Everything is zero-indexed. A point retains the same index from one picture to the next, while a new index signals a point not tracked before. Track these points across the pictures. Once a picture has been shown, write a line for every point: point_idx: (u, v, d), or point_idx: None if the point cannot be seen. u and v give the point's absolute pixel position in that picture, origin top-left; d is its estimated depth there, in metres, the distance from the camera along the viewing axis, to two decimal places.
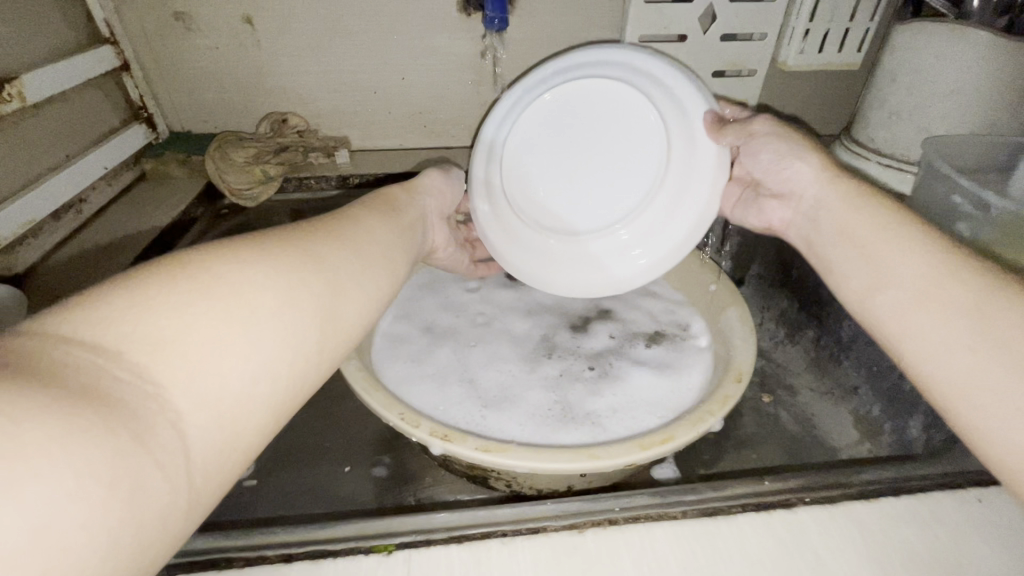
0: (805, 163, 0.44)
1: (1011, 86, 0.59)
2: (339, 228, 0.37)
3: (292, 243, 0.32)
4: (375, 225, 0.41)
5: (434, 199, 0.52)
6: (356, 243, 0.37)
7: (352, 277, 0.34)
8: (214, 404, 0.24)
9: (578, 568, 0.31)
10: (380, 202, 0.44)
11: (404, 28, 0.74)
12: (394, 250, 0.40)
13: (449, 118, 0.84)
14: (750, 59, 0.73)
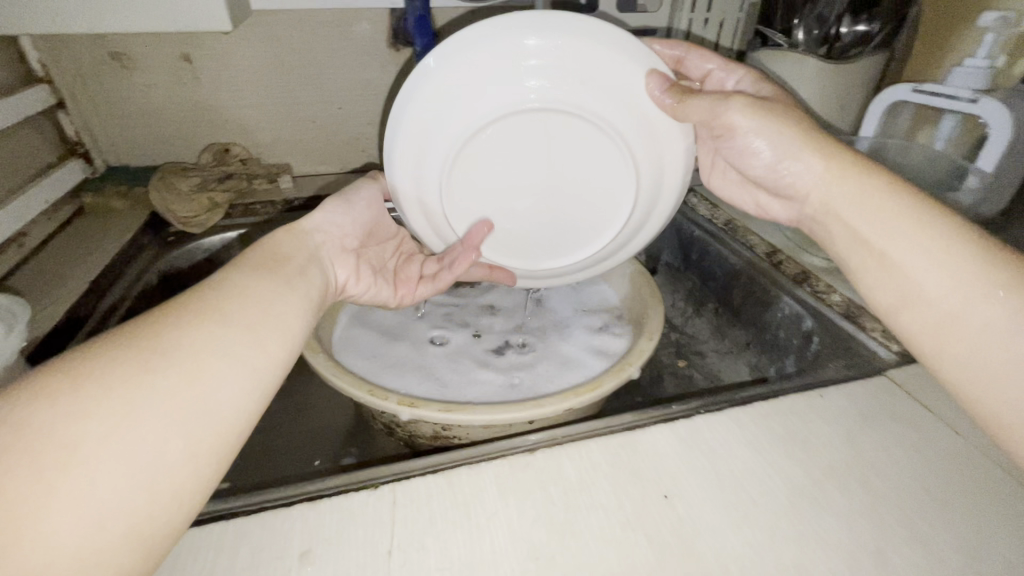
0: (804, 164, 0.43)
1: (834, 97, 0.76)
2: (180, 302, 0.34)
3: (132, 348, 0.30)
4: (243, 277, 0.38)
5: (329, 234, 0.50)
6: (207, 311, 0.34)
7: (220, 358, 0.32)
8: (50, 562, 0.24)
9: (532, 478, 0.38)
10: (251, 257, 0.41)
11: (341, 62, 0.81)
12: (273, 295, 0.38)
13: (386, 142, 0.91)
14: None
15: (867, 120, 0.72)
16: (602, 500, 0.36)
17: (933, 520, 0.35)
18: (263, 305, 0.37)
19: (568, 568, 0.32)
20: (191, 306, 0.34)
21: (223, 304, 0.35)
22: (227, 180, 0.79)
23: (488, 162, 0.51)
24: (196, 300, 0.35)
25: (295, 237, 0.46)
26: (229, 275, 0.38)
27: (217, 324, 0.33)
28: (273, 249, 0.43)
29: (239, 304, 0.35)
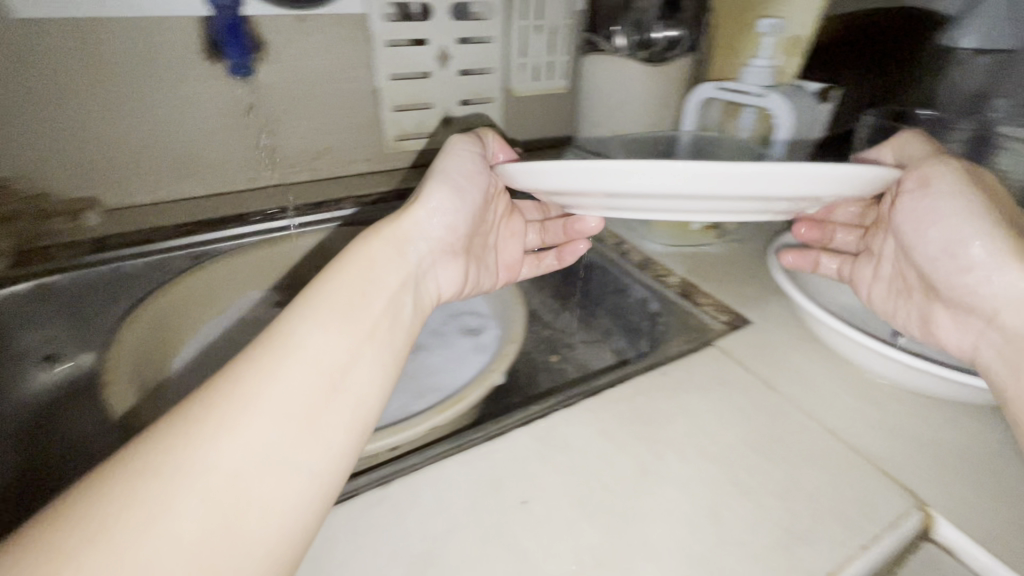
0: (1005, 272, 0.41)
1: (656, 96, 0.84)
2: (253, 365, 0.31)
3: (166, 475, 0.26)
4: (331, 321, 0.35)
5: (431, 238, 0.46)
6: (275, 377, 0.31)
7: (267, 481, 0.28)
8: None
9: (387, 512, 0.36)
10: (317, 281, 0.37)
11: (148, 76, 0.70)
12: (349, 344, 0.35)
13: (218, 164, 0.79)
14: (487, 89, 0.90)
15: (685, 116, 0.81)
16: (460, 519, 0.35)
17: (758, 473, 0.39)
18: (344, 359, 0.34)
19: None
20: (264, 369, 0.31)
21: (286, 360, 0.32)
22: (9, 223, 0.67)
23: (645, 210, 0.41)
24: (269, 361, 0.32)
25: (386, 244, 0.42)
26: (303, 316, 0.34)
27: (279, 396, 0.31)
28: (351, 262, 0.39)
29: (318, 362, 0.33)
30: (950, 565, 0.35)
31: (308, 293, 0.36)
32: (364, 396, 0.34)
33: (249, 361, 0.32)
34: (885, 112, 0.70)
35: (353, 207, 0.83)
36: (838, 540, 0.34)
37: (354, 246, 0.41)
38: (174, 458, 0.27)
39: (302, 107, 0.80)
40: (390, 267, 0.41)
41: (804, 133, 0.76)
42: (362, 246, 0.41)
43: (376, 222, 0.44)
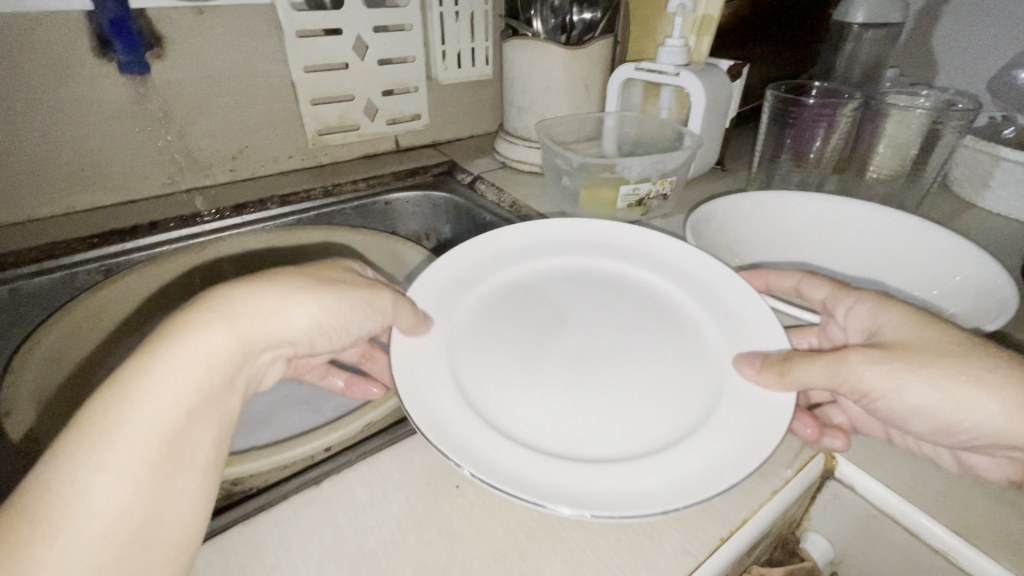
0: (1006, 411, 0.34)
1: (578, 79, 0.85)
2: (35, 516, 0.26)
3: None
4: (138, 464, 0.28)
5: (294, 341, 0.37)
6: (64, 540, 0.25)
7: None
8: None
9: (317, 512, 0.35)
10: (120, 388, 0.29)
11: (28, 80, 0.63)
12: (166, 488, 0.28)
13: (122, 171, 0.74)
14: (409, 78, 0.88)
15: (609, 97, 0.83)
16: (393, 510, 0.35)
17: None
18: (152, 510, 0.28)
19: None
20: (52, 531, 0.25)
21: (76, 518, 0.26)
22: None
23: (564, 411, 0.38)
24: (54, 518, 0.26)
25: (228, 337, 0.32)
26: (98, 452, 0.27)
27: (96, 487, 0.27)
28: (175, 365, 0.30)
29: (116, 519, 0.27)
30: (851, 498, 0.39)
31: (117, 409, 0.28)
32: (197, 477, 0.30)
33: (26, 511, 0.26)
34: (788, 86, 0.74)
35: (277, 207, 0.79)
36: (750, 488, 0.37)
37: (182, 330, 0.31)
38: None
39: (212, 106, 0.76)
40: (225, 392, 0.32)
41: (718, 109, 0.79)
42: (191, 334, 0.31)
43: (205, 299, 0.33)
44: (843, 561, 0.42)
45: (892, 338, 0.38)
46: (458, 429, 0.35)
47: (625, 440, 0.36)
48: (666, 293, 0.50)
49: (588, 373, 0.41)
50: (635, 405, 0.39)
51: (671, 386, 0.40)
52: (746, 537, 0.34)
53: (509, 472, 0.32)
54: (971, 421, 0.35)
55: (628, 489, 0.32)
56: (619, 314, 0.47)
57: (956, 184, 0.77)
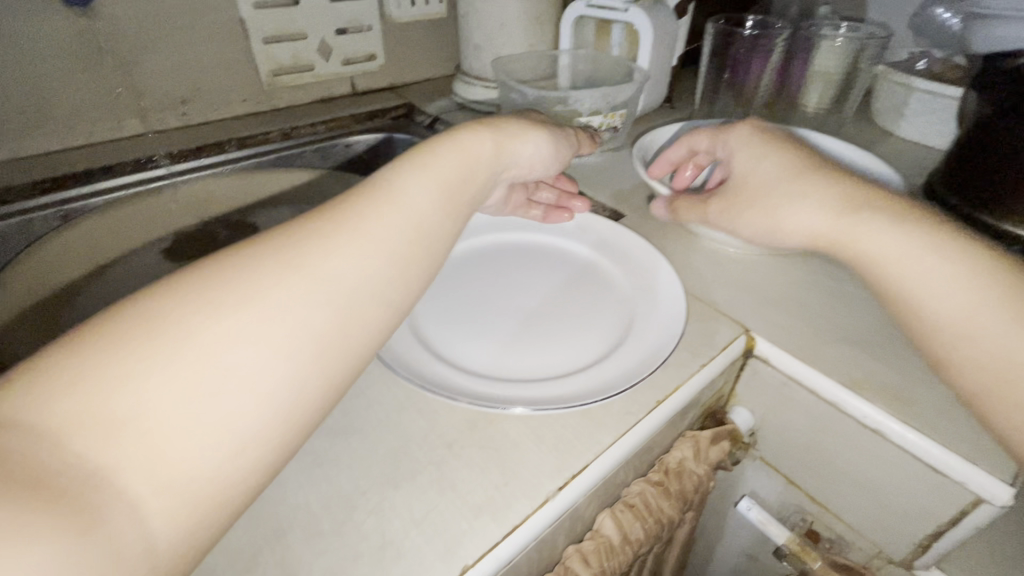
0: (812, 207, 0.42)
1: (530, 17, 0.87)
2: (320, 237, 0.30)
3: (274, 259, 0.29)
4: (383, 254, 0.32)
5: (514, 171, 0.46)
6: (330, 266, 0.29)
7: (355, 294, 0.30)
8: (180, 489, 0.22)
9: None
10: (396, 177, 0.36)
11: None
12: (362, 323, 0.30)
13: (70, 113, 0.72)
14: (362, 16, 0.88)
15: (562, 34, 0.84)
16: (377, 397, 0.40)
17: None
18: (392, 270, 0.32)
19: (350, 461, 0.35)
20: (338, 248, 0.30)
21: (327, 276, 0.29)
22: None
23: (512, 342, 0.44)
24: (341, 239, 0.31)
25: (457, 164, 0.39)
26: (357, 228, 0.32)
27: (372, 233, 0.32)
28: (423, 179, 0.36)
29: (350, 294, 0.30)
30: (767, 371, 0.46)
31: (381, 200, 0.34)
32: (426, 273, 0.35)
33: (331, 225, 0.31)
34: (724, 20, 0.78)
35: (236, 150, 0.79)
36: (683, 364, 0.43)
37: (429, 156, 0.38)
38: (285, 266, 0.28)
39: (160, 45, 0.74)
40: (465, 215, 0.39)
41: (665, 46, 0.82)
42: (435, 157, 0.38)
43: (462, 128, 0.42)
44: (761, 427, 0.49)
45: (753, 172, 0.46)
46: (429, 364, 0.40)
47: (568, 359, 0.42)
48: (571, 243, 0.55)
49: (537, 316, 0.47)
50: (571, 334, 0.45)
51: (594, 316, 0.47)
52: (680, 399, 0.41)
53: (479, 394, 0.38)
54: (788, 224, 0.44)
55: (580, 391, 0.38)
56: (566, 271, 0.52)
57: (879, 115, 0.84)
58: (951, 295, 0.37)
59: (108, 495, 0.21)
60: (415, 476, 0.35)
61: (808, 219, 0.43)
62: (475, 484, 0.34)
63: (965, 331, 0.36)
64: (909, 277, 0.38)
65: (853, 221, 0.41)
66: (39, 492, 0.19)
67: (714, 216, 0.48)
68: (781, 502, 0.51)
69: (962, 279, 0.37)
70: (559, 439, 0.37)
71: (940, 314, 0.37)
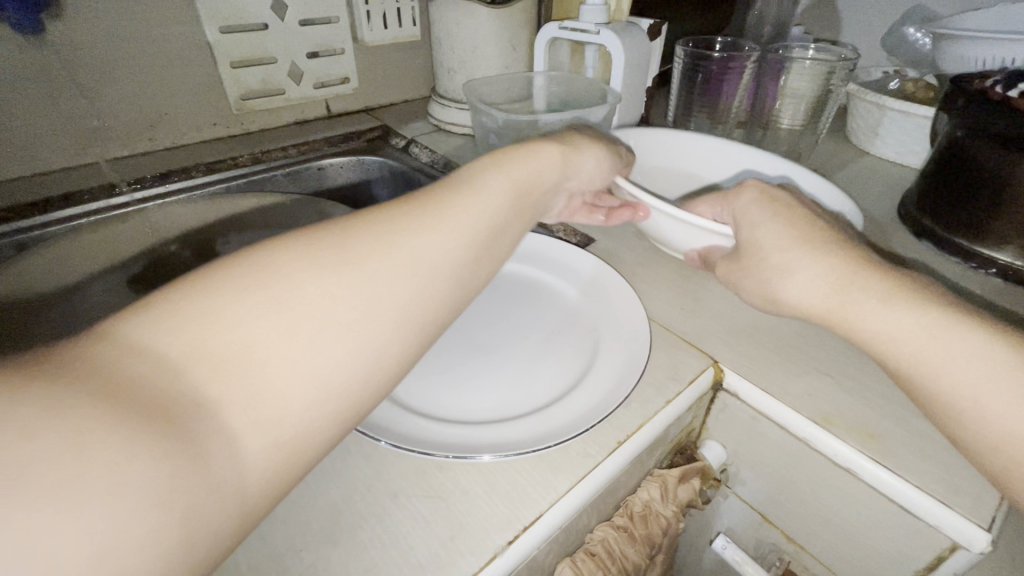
0: (808, 276, 0.39)
1: (503, 40, 0.86)
2: (416, 209, 0.31)
3: (375, 223, 0.29)
4: (465, 240, 0.31)
5: (577, 181, 0.46)
6: (429, 234, 0.30)
7: (439, 264, 0.29)
8: (271, 427, 0.22)
9: None
10: (485, 166, 0.37)
11: None
12: (443, 303, 0.29)
13: (27, 140, 0.70)
14: (335, 40, 0.87)
15: (536, 56, 0.84)
16: None
17: None
18: (477, 248, 0.32)
19: (288, 515, 0.33)
20: (431, 219, 0.31)
21: (417, 250, 0.29)
22: None
23: (475, 379, 0.42)
24: (436, 212, 0.31)
25: (537, 163, 0.40)
26: (447, 205, 0.32)
27: (463, 213, 0.32)
28: (501, 175, 0.37)
29: (433, 273, 0.29)
30: (735, 405, 0.44)
31: (465, 190, 0.34)
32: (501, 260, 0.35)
33: (426, 200, 0.32)
34: (695, 43, 0.78)
35: (203, 175, 0.77)
36: (647, 400, 0.41)
37: (514, 154, 0.40)
38: (387, 232, 0.29)
39: (124, 70, 0.73)
40: (529, 214, 0.39)
41: (639, 67, 0.82)
42: (523, 156, 0.40)
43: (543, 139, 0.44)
44: (734, 462, 0.47)
45: (753, 238, 0.43)
46: (379, 406, 0.38)
47: (533, 395, 0.40)
48: (535, 270, 0.54)
49: (504, 348, 0.45)
50: (536, 367, 0.43)
51: (558, 346, 0.45)
52: (643, 439, 0.39)
53: (432, 438, 0.36)
54: (786, 292, 0.40)
55: (542, 431, 0.36)
56: (531, 299, 0.50)
57: (854, 134, 0.84)
58: (960, 375, 0.33)
59: (207, 424, 0.20)
60: (355, 530, 0.32)
61: (809, 291, 0.39)
62: (419, 539, 0.32)
63: (977, 410, 0.32)
64: (914, 354, 0.35)
65: (848, 292, 0.37)
66: (150, 417, 0.19)
67: (728, 278, 0.45)
68: (758, 541, 0.49)
69: (969, 358, 0.33)
70: (513, 487, 0.35)
71: (940, 391, 0.34)
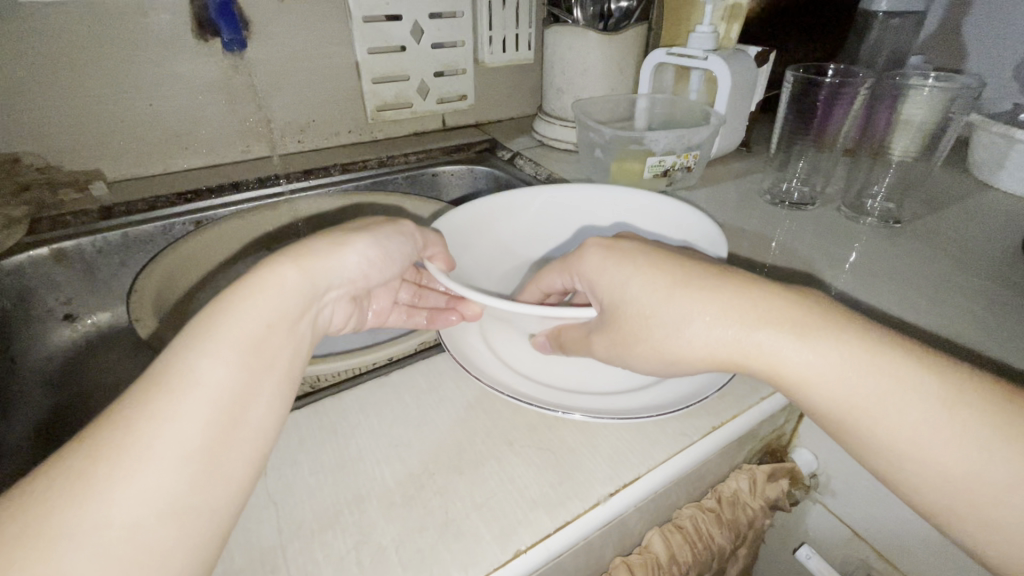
0: (704, 317, 0.36)
1: (612, 64, 0.92)
2: (145, 395, 0.28)
3: (105, 438, 0.26)
4: (186, 456, 0.27)
5: (351, 281, 0.39)
6: (167, 415, 0.27)
7: (206, 440, 0.28)
8: None
9: (387, 392, 0.44)
10: (230, 296, 0.33)
11: (142, 56, 0.75)
12: (236, 455, 0.29)
13: (210, 137, 0.85)
14: (458, 61, 0.97)
15: (642, 80, 0.89)
16: (447, 395, 0.44)
17: None
18: (244, 393, 0.30)
19: (421, 447, 0.39)
20: (167, 396, 0.28)
21: (164, 437, 0.27)
22: (25, 193, 0.73)
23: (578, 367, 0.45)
24: (170, 384, 0.28)
25: (300, 273, 0.35)
26: (193, 367, 0.29)
27: (211, 370, 0.29)
28: (219, 341, 0.30)
29: (171, 501, 0.26)
30: None
31: (211, 333, 0.31)
32: (286, 384, 0.33)
33: (156, 376, 0.29)
34: (806, 69, 0.79)
35: (339, 174, 0.89)
36: (741, 395, 0.44)
37: (259, 271, 0.34)
38: (117, 439, 0.26)
39: (288, 82, 0.87)
40: (302, 321, 0.35)
41: (744, 91, 0.84)
42: (279, 267, 0.35)
43: (290, 245, 0.37)
44: (824, 472, 0.48)
45: (628, 297, 0.38)
46: (497, 370, 0.44)
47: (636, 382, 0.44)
48: None
49: None
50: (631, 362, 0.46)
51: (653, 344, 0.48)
52: (736, 428, 0.41)
53: (543, 399, 0.41)
54: (683, 347, 0.37)
55: (648, 405, 0.41)
56: None
57: (976, 166, 0.80)
58: (851, 380, 0.34)
59: None
60: (477, 465, 0.38)
61: (707, 343, 0.36)
62: (531, 480, 0.37)
63: (873, 413, 0.33)
64: (859, 408, 0.34)
65: (759, 334, 0.36)
66: None
67: (614, 356, 0.40)
68: (845, 556, 0.49)
69: (906, 394, 0.33)
70: (615, 451, 0.39)
71: (891, 440, 0.33)
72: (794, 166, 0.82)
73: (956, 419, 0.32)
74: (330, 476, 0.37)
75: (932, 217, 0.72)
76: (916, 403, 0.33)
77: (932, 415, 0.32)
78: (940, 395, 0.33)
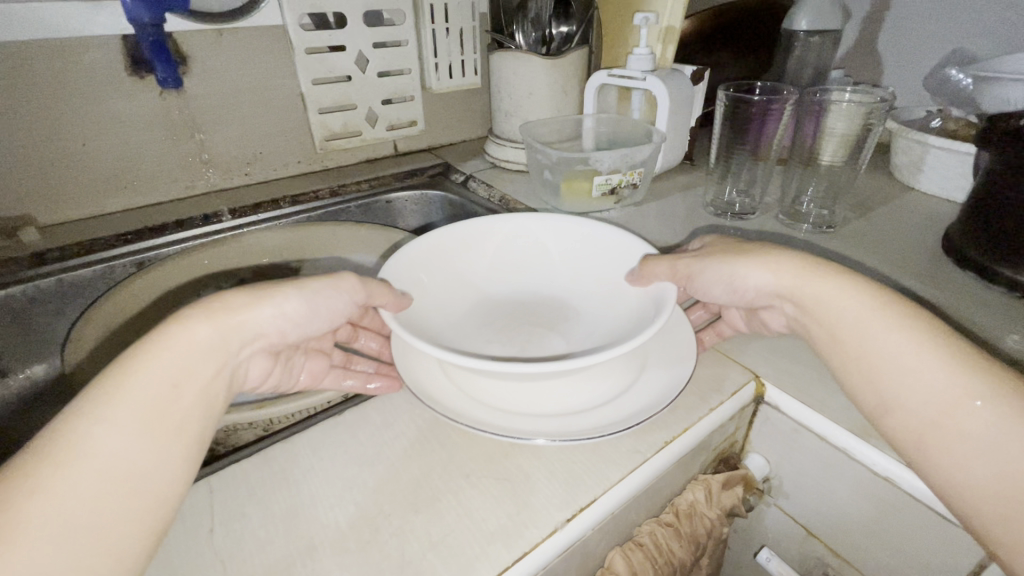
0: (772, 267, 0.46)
1: (556, 86, 0.95)
2: (38, 465, 0.29)
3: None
4: (81, 526, 0.28)
5: (270, 335, 0.40)
6: (59, 488, 0.28)
7: (96, 513, 0.29)
8: None
9: (340, 432, 0.43)
10: (136, 358, 0.33)
11: (72, 95, 0.72)
12: (131, 526, 0.30)
13: (150, 174, 0.82)
14: (406, 88, 0.98)
15: (585, 101, 0.92)
16: (401, 430, 0.43)
17: None
18: (142, 463, 0.31)
19: (376, 487, 0.39)
20: (59, 468, 0.29)
21: (52, 511, 0.28)
22: None
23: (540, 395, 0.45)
24: (63, 455, 0.29)
25: (212, 332, 0.36)
26: (88, 436, 0.30)
27: (107, 440, 0.30)
28: (124, 406, 0.31)
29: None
30: (776, 417, 0.47)
31: (109, 400, 0.31)
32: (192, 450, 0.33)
33: (50, 443, 0.29)
34: (735, 87, 0.84)
35: (288, 207, 0.87)
36: (691, 408, 0.45)
37: (172, 330, 0.35)
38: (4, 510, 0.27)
39: (230, 115, 0.85)
40: (214, 383, 0.36)
41: (683, 109, 0.88)
42: (191, 327, 0.35)
43: (213, 299, 0.38)
44: (775, 475, 0.50)
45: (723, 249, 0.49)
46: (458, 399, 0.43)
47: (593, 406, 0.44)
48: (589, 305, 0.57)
49: None
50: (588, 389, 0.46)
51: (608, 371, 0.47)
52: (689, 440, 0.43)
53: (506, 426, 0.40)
54: (754, 273, 0.46)
55: (598, 424, 0.41)
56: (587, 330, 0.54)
57: (898, 169, 0.86)
58: (872, 326, 0.40)
59: None
60: (434, 501, 0.38)
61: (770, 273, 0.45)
62: (489, 512, 0.37)
63: (878, 335, 0.39)
64: (883, 353, 0.39)
65: (809, 279, 0.44)
66: None
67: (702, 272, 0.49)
68: (802, 554, 0.51)
69: (927, 351, 0.38)
70: (571, 474, 0.39)
71: (907, 388, 0.37)
72: (733, 177, 0.86)
73: (973, 381, 0.36)
74: (280, 526, 0.36)
75: (861, 220, 0.77)
76: (925, 354, 0.38)
77: (925, 349, 0.38)
78: (948, 361, 0.37)
